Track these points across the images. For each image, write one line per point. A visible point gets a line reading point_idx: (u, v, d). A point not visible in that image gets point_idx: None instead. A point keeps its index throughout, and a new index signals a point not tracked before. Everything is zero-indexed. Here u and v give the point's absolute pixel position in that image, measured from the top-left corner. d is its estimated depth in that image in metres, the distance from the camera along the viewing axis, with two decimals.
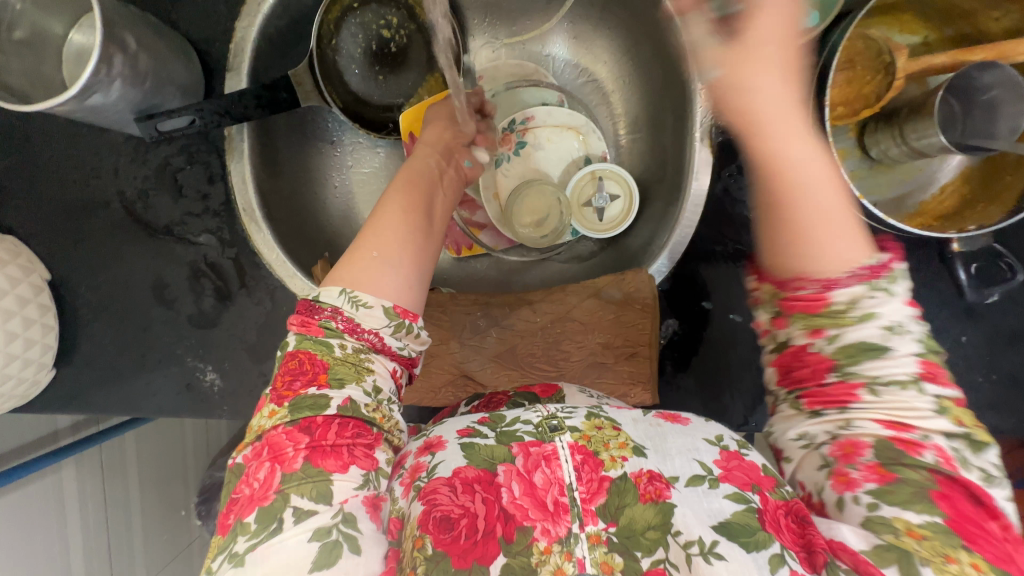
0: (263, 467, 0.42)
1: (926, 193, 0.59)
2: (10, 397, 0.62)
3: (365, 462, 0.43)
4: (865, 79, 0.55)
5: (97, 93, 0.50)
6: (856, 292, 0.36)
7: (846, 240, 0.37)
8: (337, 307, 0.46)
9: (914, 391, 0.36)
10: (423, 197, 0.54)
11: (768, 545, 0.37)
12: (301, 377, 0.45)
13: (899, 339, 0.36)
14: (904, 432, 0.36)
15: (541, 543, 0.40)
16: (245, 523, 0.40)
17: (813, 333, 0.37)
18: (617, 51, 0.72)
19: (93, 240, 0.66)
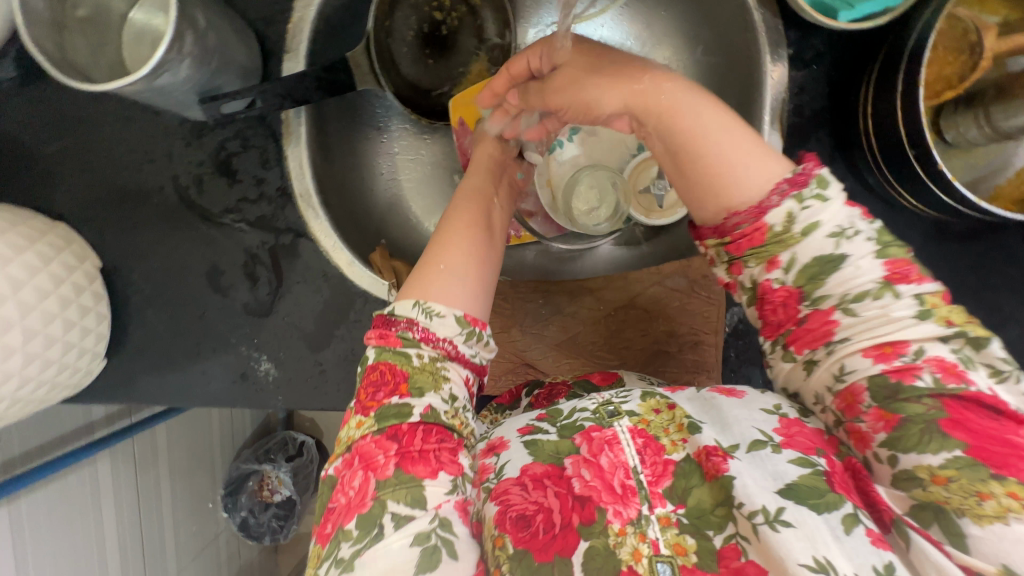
0: (357, 475, 0.42)
1: (1001, 177, 0.57)
2: (66, 386, 0.61)
3: (452, 468, 0.42)
4: (946, 60, 0.54)
5: (167, 72, 0.49)
6: (788, 209, 0.39)
7: (757, 164, 0.40)
8: (412, 319, 0.45)
9: (889, 295, 0.37)
10: (482, 207, 0.53)
11: (839, 506, 0.35)
12: (383, 387, 0.44)
13: (849, 242, 0.38)
14: (894, 357, 0.37)
15: (615, 525, 0.39)
16: (347, 530, 0.40)
17: (769, 265, 0.40)
18: (676, 33, 0.70)
19: (146, 226, 0.65)
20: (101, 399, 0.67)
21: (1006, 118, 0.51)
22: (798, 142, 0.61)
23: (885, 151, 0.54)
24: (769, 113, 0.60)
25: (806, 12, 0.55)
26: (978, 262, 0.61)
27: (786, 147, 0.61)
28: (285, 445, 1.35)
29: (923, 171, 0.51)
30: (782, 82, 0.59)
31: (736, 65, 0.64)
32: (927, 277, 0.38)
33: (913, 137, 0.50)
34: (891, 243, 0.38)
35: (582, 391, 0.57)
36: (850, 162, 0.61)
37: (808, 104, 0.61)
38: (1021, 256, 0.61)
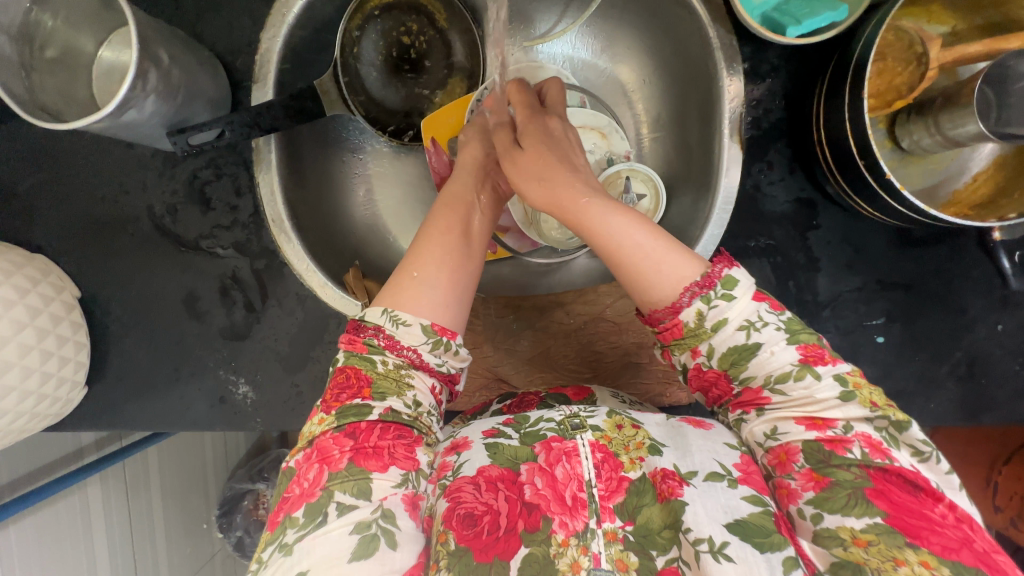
0: (312, 467, 0.44)
1: (957, 182, 0.59)
2: (45, 416, 0.62)
3: (406, 463, 0.44)
4: (895, 71, 0.55)
5: (132, 109, 0.50)
6: (698, 307, 0.44)
7: (668, 262, 0.45)
8: (381, 326, 0.48)
9: (812, 376, 0.42)
10: (463, 218, 0.56)
11: (782, 547, 0.38)
12: (347, 390, 0.47)
13: (757, 331, 0.43)
14: (826, 430, 0.41)
15: (559, 535, 0.40)
16: (294, 517, 0.41)
17: (693, 354, 0.45)
18: (638, 50, 0.72)
19: (124, 256, 0.66)
20: (83, 426, 0.68)
21: (953, 127, 0.52)
22: (758, 154, 0.63)
23: (837, 161, 0.55)
24: (728, 126, 0.61)
25: (756, 28, 0.56)
26: (942, 267, 0.62)
27: (746, 158, 0.63)
28: (279, 463, 1.32)
29: (873, 181, 0.52)
30: (738, 96, 0.61)
31: (694, 79, 0.65)
32: (842, 359, 0.43)
33: (862, 148, 0.51)
34: (803, 331, 0.44)
35: (553, 401, 0.58)
36: (809, 173, 0.62)
37: (766, 116, 0.62)
38: (986, 259, 0.62)
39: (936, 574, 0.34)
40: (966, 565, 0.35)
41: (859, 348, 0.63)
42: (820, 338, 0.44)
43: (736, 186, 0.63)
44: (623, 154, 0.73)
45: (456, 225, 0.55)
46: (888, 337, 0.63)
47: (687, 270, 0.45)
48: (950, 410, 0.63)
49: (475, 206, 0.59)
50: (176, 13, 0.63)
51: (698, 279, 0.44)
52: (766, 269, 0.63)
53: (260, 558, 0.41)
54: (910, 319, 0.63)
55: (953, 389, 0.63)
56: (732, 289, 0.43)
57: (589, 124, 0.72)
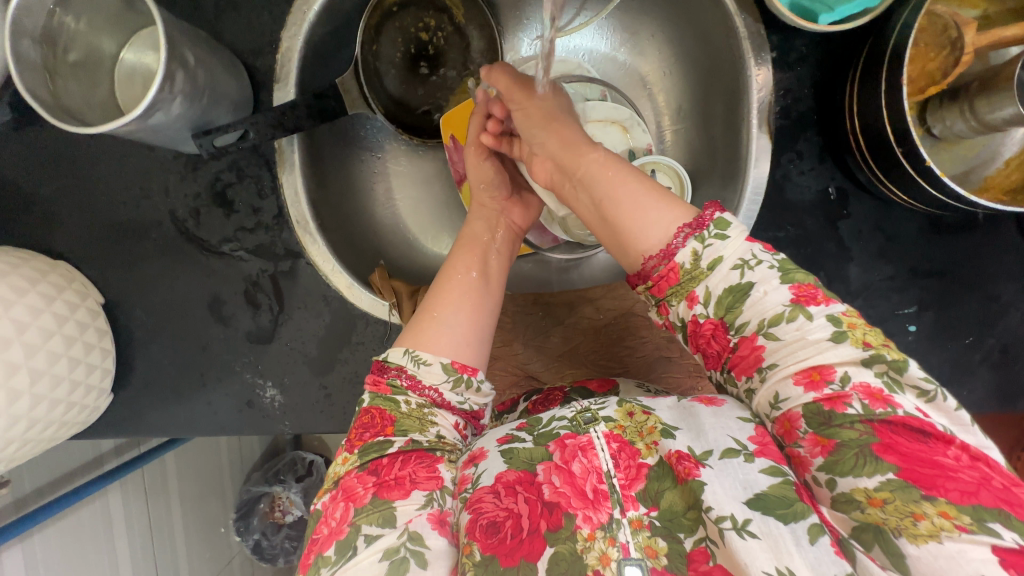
0: (339, 506, 0.44)
1: (990, 167, 0.58)
2: (73, 424, 0.61)
3: (428, 484, 0.44)
4: (928, 56, 0.55)
5: (160, 111, 0.49)
6: (693, 247, 0.46)
7: (664, 213, 0.48)
8: (402, 366, 0.50)
9: (803, 318, 0.42)
10: (479, 257, 0.58)
11: (805, 516, 0.37)
12: (370, 429, 0.48)
13: (752, 269, 0.44)
14: (825, 387, 0.41)
15: (584, 529, 0.39)
16: (325, 556, 0.42)
17: (690, 299, 0.46)
18: (661, 42, 0.71)
19: (146, 261, 0.66)
20: (110, 434, 0.67)
21: (990, 112, 0.52)
22: (787, 143, 0.62)
23: (872, 149, 0.54)
24: (757, 117, 0.60)
25: (788, 17, 0.55)
26: (973, 253, 0.62)
27: (775, 149, 0.62)
28: (295, 465, 1.31)
29: (911, 168, 0.51)
30: (766, 86, 0.61)
31: (720, 70, 0.65)
32: (836, 300, 0.43)
33: (899, 135, 0.50)
34: (796, 270, 0.44)
35: (577, 397, 0.57)
36: (838, 161, 0.61)
37: (795, 105, 0.62)
38: (1017, 245, 0.61)
39: (956, 525, 0.34)
40: (986, 507, 0.34)
41: (890, 337, 0.63)
42: (814, 279, 0.44)
43: (764, 177, 0.62)
44: (645, 146, 0.72)
45: (476, 267, 0.57)
46: (920, 325, 0.63)
47: (678, 212, 0.48)
48: (983, 397, 0.62)
49: (494, 248, 0.61)
50: (195, 13, 0.62)
51: (691, 222, 0.47)
52: (795, 260, 0.63)
53: None
54: (942, 306, 0.63)
55: (985, 375, 0.62)
56: (724, 226, 0.45)
57: (611, 117, 0.72)
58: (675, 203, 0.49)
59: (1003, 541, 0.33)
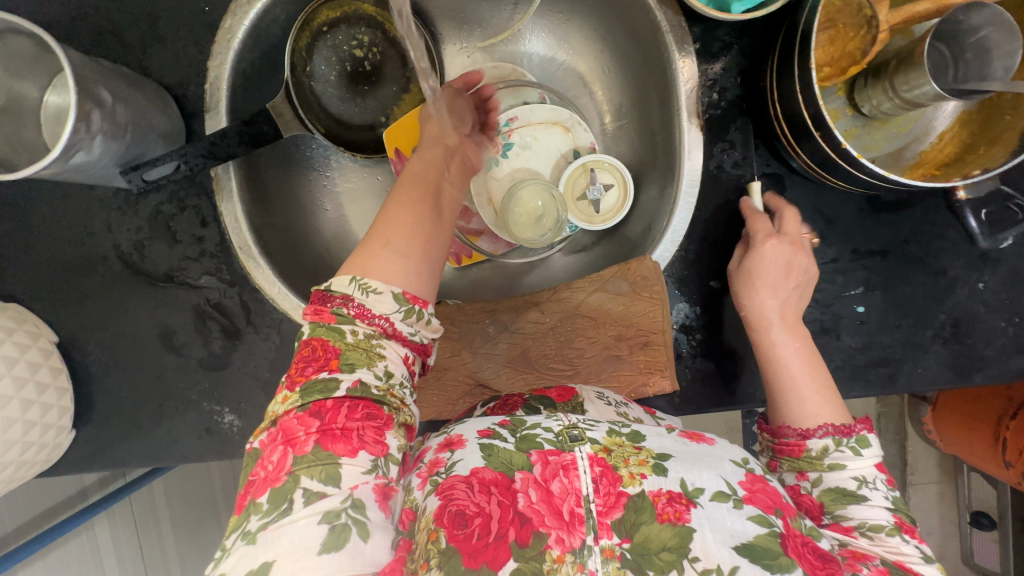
0: (277, 450, 0.43)
1: (925, 141, 0.58)
2: (34, 463, 0.62)
3: (375, 448, 0.44)
4: (848, 36, 0.54)
5: (80, 151, 0.50)
6: (826, 443, 0.47)
7: (807, 397, 0.49)
8: (348, 294, 0.47)
9: (899, 538, 0.42)
10: (432, 189, 0.55)
11: (789, 569, 0.37)
12: (313, 363, 0.46)
13: (870, 491, 0.45)
14: (910, 567, 0.40)
15: (554, 551, 0.38)
16: (257, 502, 0.41)
17: (799, 475, 0.47)
18: (593, 40, 0.71)
19: (97, 297, 0.66)
20: (77, 469, 0.68)
21: (909, 89, 0.52)
22: (719, 133, 0.62)
23: (795, 135, 0.54)
24: (686, 109, 0.60)
25: (701, 8, 0.55)
26: (916, 230, 0.61)
27: (707, 139, 0.62)
28: None
29: (829, 151, 0.51)
30: (692, 76, 0.60)
31: (650, 64, 0.65)
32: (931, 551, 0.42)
33: (817, 119, 0.50)
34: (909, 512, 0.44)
35: (537, 405, 0.57)
36: (771, 147, 0.61)
37: (722, 95, 0.61)
38: (959, 218, 0.61)
39: None
40: None
41: (840, 320, 0.62)
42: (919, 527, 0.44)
43: (700, 169, 0.62)
44: (588, 145, 0.73)
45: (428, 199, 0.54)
46: (869, 306, 0.62)
47: (827, 409, 0.48)
48: (938, 374, 0.62)
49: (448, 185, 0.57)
50: (121, 49, 0.62)
51: (837, 425, 0.47)
52: None
53: (223, 545, 0.40)
54: (889, 285, 0.62)
55: (939, 352, 0.62)
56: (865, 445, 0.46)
57: (550, 119, 0.73)
58: (831, 398, 0.49)
59: None
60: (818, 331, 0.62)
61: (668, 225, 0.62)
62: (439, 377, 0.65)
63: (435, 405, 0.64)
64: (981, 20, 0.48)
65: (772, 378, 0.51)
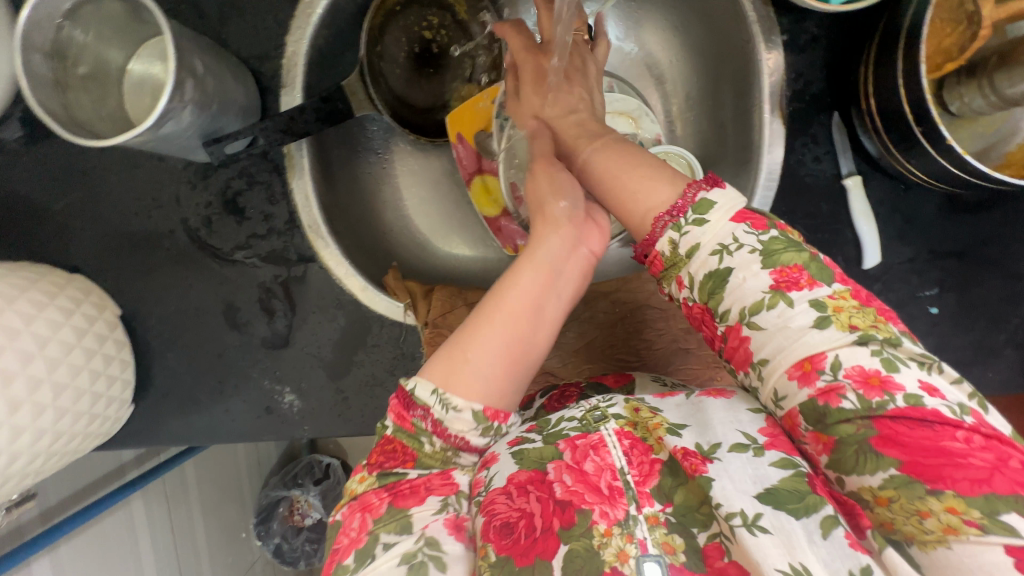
0: (355, 516, 0.43)
1: (1011, 143, 0.57)
2: (96, 435, 0.61)
3: (444, 490, 0.44)
4: (944, 32, 0.54)
5: (170, 121, 0.49)
6: (671, 236, 0.45)
7: (638, 199, 0.48)
8: (428, 406, 0.44)
9: (783, 305, 0.41)
10: (532, 300, 0.46)
11: (818, 508, 0.36)
12: (391, 459, 0.45)
13: (733, 254, 0.43)
14: (876, 386, 0.38)
15: (601, 525, 0.38)
16: (343, 565, 0.41)
17: (678, 284, 0.46)
18: (667, 29, 0.70)
19: (161, 271, 0.66)
20: (133, 444, 0.68)
21: (1012, 85, 0.51)
22: (801, 128, 0.61)
23: (891, 130, 0.53)
24: (770, 102, 0.60)
25: None
26: (995, 232, 0.61)
27: (789, 133, 0.61)
28: (312, 469, 1.29)
29: (932, 148, 0.50)
30: (778, 70, 0.59)
31: (730, 55, 0.64)
32: (822, 282, 0.42)
33: (919, 115, 0.49)
34: (780, 253, 0.42)
35: (595, 393, 0.56)
36: (853, 143, 0.61)
37: (808, 88, 0.61)
38: None
39: (966, 519, 0.33)
40: (1000, 496, 0.34)
41: (912, 320, 0.62)
42: (800, 259, 0.43)
43: (778, 163, 0.61)
44: (653, 137, 0.71)
45: (523, 300, 0.46)
46: (942, 307, 0.62)
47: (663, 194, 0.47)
48: (1008, 378, 0.62)
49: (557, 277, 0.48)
50: (198, 20, 0.62)
51: (669, 208, 0.46)
52: (812, 246, 0.62)
53: None
54: (964, 287, 0.61)
55: (1011, 356, 0.62)
56: (700, 213, 0.44)
57: (619, 109, 0.71)
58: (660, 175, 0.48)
59: (1016, 537, 0.32)
60: None
61: None
62: None
63: None
64: None
65: (613, 202, 0.50)
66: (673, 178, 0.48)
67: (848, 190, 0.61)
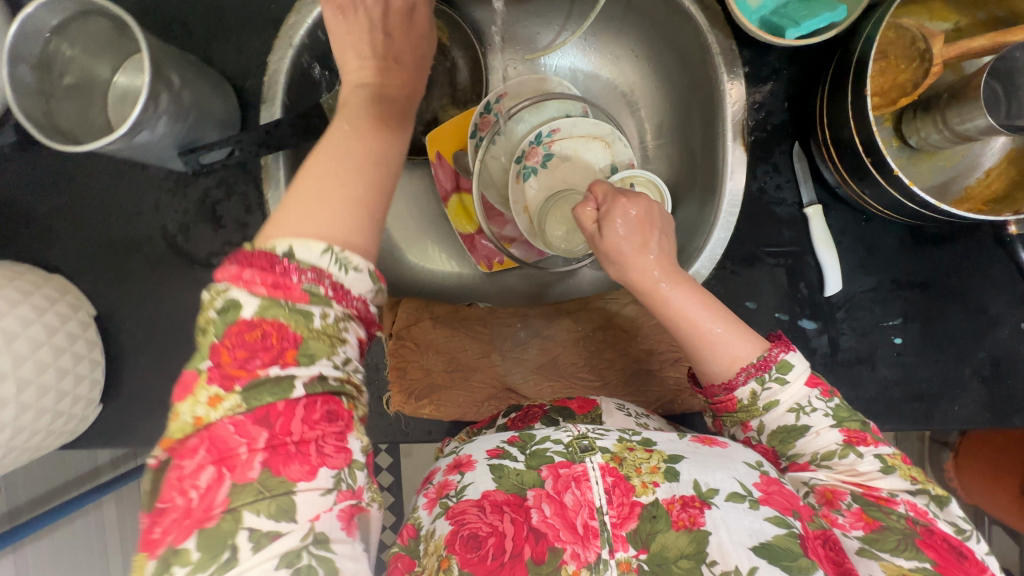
0: (205, 471, 0.33)
1: (971, 177, 0.58)
2: (61, 433, 0.62)
3: (337, 461, 0.35)
4: (900, 68, 0.55)
5: (145, 130, 0.52)
6: (752, 387, 0.47)
7: (721, 347, 0.49)
8: (321, 267, 0.36)
9: (854, 456, 0.44)
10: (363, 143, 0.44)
11: (810, 572, 0.36)
12: (261, 354, 0.35)
13: (808, 416, 0.46)
14: (925, 518, 0.41)
15: (570, 566, 0.38)
16: (182, 550, 0.31)
17: (744, 427, 0.48)
18: (640, 57, 0.72)
19: (137, 275, 0.68)
20: (99, 445, 0.68)
21: (961, 123, 0.52)
22: (763, 155, 0.62)
23: (846, 161, 0.54)
24: (732, 130, 0.61)
25: (756, 33, 0.57)
26: (959, 263, 0.61)
27: (750, 160, 0.62)
28: None
29: (882, 178, 0.51)
30: (740, 99, 0.61)
31: (698, 85, 0.66)
32: (885, 441, 0.45)
33: (867, 146, 0.51)
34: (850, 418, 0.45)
35: (556, 416, 0.56)
36: (813, 172, 0.62)
37: (769, 118, 0.62)
38: (1001, 254, 0.61)
39: None
40: None
41: (876, 350, 0.61)
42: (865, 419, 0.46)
43: (741, 190, 0.62)
44: (625, 161, 0.73)
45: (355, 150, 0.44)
46: (906, 337, 0.61)
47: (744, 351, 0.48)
48: (976, 413, 0.61)
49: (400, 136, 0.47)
50: (187, 38, 0.65)
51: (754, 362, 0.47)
52: (775, 273, 0.62)
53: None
54: (928, 319, 0.61)
55: (978, 390, 0.61)
56: (785, 373, 0.46)
57: (592, 133, 0.73)
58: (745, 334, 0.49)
59: None
60: (853, 360, 0.61)
61: (704, 245, 0.62)
62: (466, 378, 0.64)
63: (463, 403, 0.63)
64: None
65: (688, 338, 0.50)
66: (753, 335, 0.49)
67: (808, 218, 0.61)
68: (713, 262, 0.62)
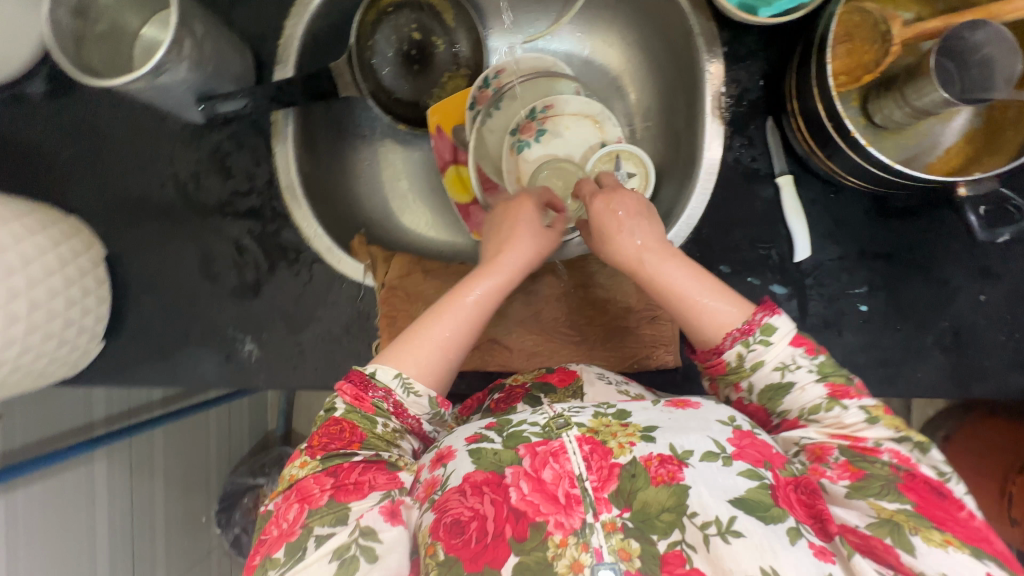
0: (292, 507, 0.43)
1: (932, 155, 0.62)
2: (65, 362, 0.65)
3: (387, 485, 0.43)
4: (864, 49, 0.59)
5: (167, 72, 0.56)
6: (738, 350, 0.49)
7: (710, 314, 0.50)
8: (390, 389, 0.48)
9: (840, 408, 0.46)
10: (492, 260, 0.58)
11: (784, 519, 0.38)
12: (336, 441, 0.47)
13: (793, 373, 0.47)
14: (907, 462, 0.43)
15: (556, 536, 0.37)
16: (273, 557, 0.41)
17: (737, 387, 0.50)
18: (630, 41, 0.77)
19: (148, 220, 0.72)
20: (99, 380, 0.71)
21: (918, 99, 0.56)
22: (739, 129, 0.67)
23: (812, 130, 0.58)
24: (709, 104, 0.66)
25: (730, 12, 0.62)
26: (923, 237, 0.64)
27: (727, 133, 0.67)
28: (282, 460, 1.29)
29: (844, 143, 0.55)
30: (718, 77, 0.66)
31: (682, 65, 0.70)
32: (867, 394, 0.46)
33: (829, 112, 0.55)
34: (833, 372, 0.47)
35: (537, 393, 0.56)
36: (786, 146, 0.66)
37: (745, 94, 0.67)
38: (963, 229, 0.64)
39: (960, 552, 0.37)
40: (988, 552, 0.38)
41: (842, 316, 0.65)
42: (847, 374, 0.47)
43: (718, 160, 0.66)
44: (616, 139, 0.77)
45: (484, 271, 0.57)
46: (872, 305, 0.65)
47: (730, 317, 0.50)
48: (937, 379, 0.64)
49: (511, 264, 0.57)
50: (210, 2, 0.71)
51: (741, 326, 0.49)
52: (748, 239, 0.66)
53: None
54: (893, 288, 0.65)
55: (940, 357, 0.64)
56: (769, 334, 0.48)
57: (583, 111, 0.78)
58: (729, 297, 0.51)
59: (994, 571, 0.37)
60: (821, 325, 0.65)
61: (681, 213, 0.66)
62: None
63: None
64: (984, 36, 0.52)
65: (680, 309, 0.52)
66: (739, 299, 0.51)
67: (780, 188, 0.65)
68: (689, 228, 0.66)
